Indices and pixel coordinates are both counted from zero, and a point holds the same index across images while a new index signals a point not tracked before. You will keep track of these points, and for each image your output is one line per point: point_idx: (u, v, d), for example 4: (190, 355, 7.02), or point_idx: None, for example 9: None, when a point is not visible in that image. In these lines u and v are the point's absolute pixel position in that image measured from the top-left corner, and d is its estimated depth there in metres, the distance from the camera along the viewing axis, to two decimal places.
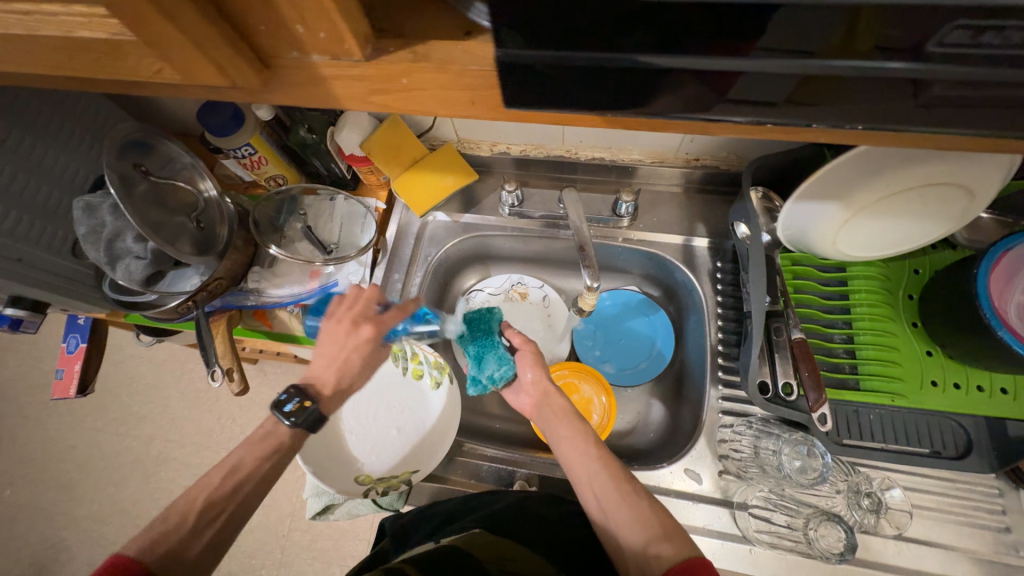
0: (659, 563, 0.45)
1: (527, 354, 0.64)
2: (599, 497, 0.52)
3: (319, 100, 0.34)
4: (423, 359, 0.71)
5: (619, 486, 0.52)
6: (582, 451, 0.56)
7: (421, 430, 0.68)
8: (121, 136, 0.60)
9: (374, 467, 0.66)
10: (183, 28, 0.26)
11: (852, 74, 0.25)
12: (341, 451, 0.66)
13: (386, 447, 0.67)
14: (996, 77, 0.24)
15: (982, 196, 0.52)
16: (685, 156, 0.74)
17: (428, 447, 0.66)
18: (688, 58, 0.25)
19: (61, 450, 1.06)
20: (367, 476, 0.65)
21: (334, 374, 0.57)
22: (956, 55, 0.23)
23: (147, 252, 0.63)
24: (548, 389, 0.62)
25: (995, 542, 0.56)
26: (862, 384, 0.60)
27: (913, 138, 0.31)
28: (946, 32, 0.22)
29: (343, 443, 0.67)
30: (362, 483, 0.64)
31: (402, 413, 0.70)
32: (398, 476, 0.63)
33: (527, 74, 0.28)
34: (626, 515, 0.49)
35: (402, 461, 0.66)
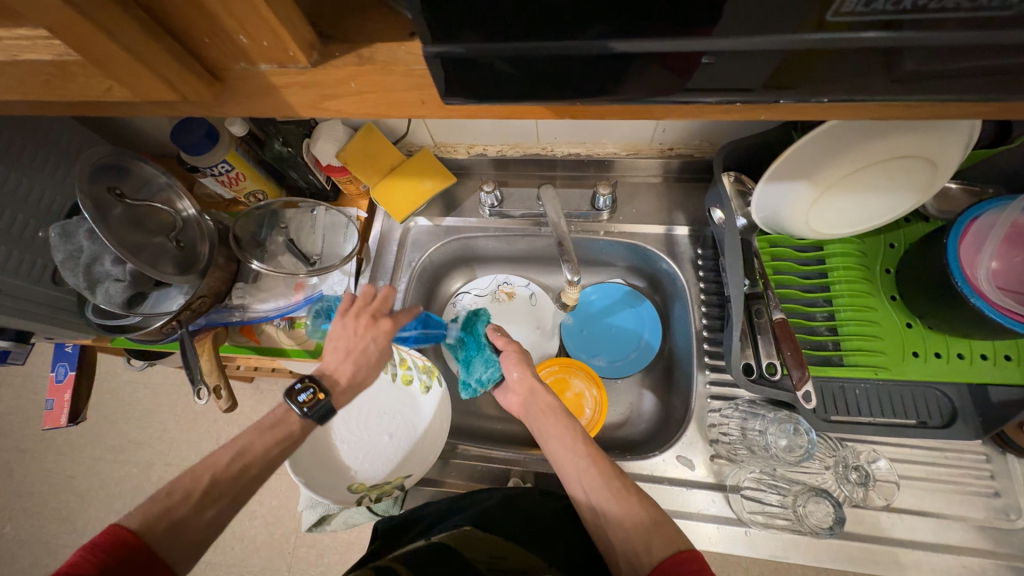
0: (649, 553, 0.45)
1: (511, 354, 0.66)
2: (589, 493, 0.52)
3: (274, 110, 0.34)
4: (412, 364, 0.71)
5: (608, 480, 0.52)
6: (570, 449, 0.56)
7: (414, 434, 0.68)
8: (94, 161, 0.60)
9: (367, 473, 0.66)
10: (123, 43, 0.27)
11: (838, 48, 0.25)
12: (332, 460, 0.66)
13: (379, 453, 0.68)
14: (969, 40, 0.24)
15: (944, 167, 0.53)
16: (660, 146, 0.75)
17: (422, 451, 0.66)
18: (628, 43, 0.26)
19: (59, 482, 1.05)
20: (360, 483, 0.65)
21: (347, 369, 0.58)
22: (893, 22, 0.24)
23: (126, 274, 0.64)
24: (535, 389, 0.63)
25: (987, 507, 0.57)
26: (845, 359, 0.60)
27: (876, 108, 0.31)
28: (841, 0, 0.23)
29: (336, 453, 0.67)
30: (356, 491, 0.63)
31: (393, 419, 0.70)
32: (392, 482, 0.63)
33: (472, 69, 0.28)
34: (616, 508, 0.50)
35: (396, 466, 0.66)
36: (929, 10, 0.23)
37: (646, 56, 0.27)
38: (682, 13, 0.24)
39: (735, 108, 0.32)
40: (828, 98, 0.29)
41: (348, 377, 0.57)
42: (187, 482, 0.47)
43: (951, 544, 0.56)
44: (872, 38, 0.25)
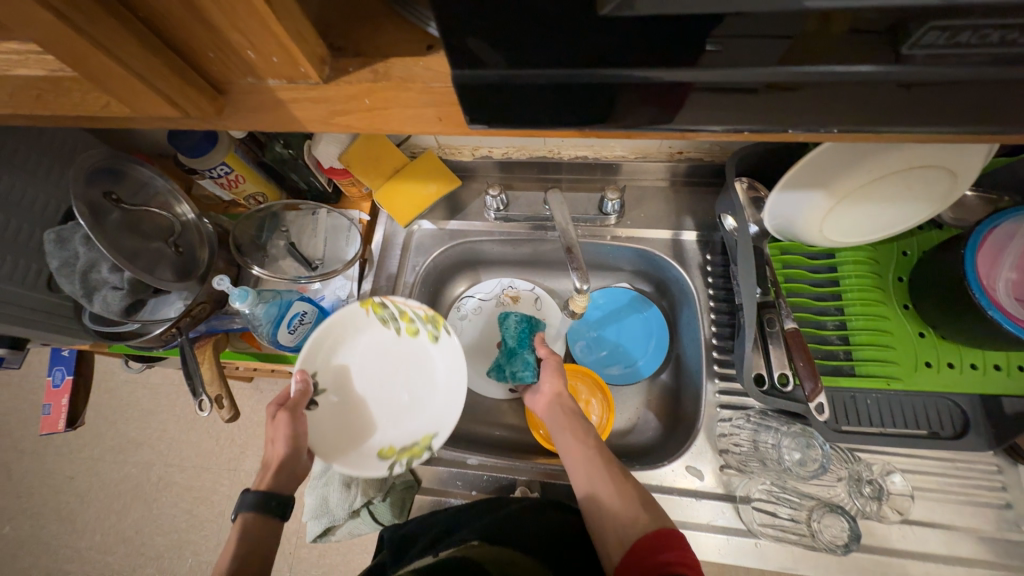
0: (636, 526, 0.48)
1: (552, 362, 0.68)
2: (590, 478, 0.54)
3: (278, 124, 0.33)
4: (413, 316, 0.66)
5: (607, 466, 0.54)
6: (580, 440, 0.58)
7: (435, 391, 0.66)
8: (88, 164, 0.58)
9: (392, 437, 0.63)
10: (120, 58, 0.26)
11: (857, 79, 0.24)
12: (356, 428, 0.63)
13: (398, 414, 0.65)
14: (983, 75, 0.23)
15: (964, 178, 0.51)
16: (670, 150, 0.74)
17: (444, 406, 0.65)
18: (653, 68, 0.25)
19: (59, 482, 1.04)
20: (388, 449, 0.62)
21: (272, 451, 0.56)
22: (942, 55, 0.23)
23: (123, 281, 0.63)
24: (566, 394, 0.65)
25: (998, 519, 0.57)
26: (857, 369, 0.60)
27: (890, 136, 0.30)
28: (920, 34, 0.22)
29: (355, 419, 0.64)
30: (385, 457, 0.61)
31: (408, 376, 0.66)
32: (420, 444, 0.61)
33: (490, 92, 0.27)
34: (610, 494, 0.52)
35: (419, 424, 0.64)
36: (964, 43, 0.22)
37: (669, 83, 0.26)
38: (711, 44, 0.23)
39: (748, 134, 0.31)
40: (841, 127, 0.28)
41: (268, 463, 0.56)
42: None
43: (963, 556, 0.56)
44: (905, 70, 0.24)
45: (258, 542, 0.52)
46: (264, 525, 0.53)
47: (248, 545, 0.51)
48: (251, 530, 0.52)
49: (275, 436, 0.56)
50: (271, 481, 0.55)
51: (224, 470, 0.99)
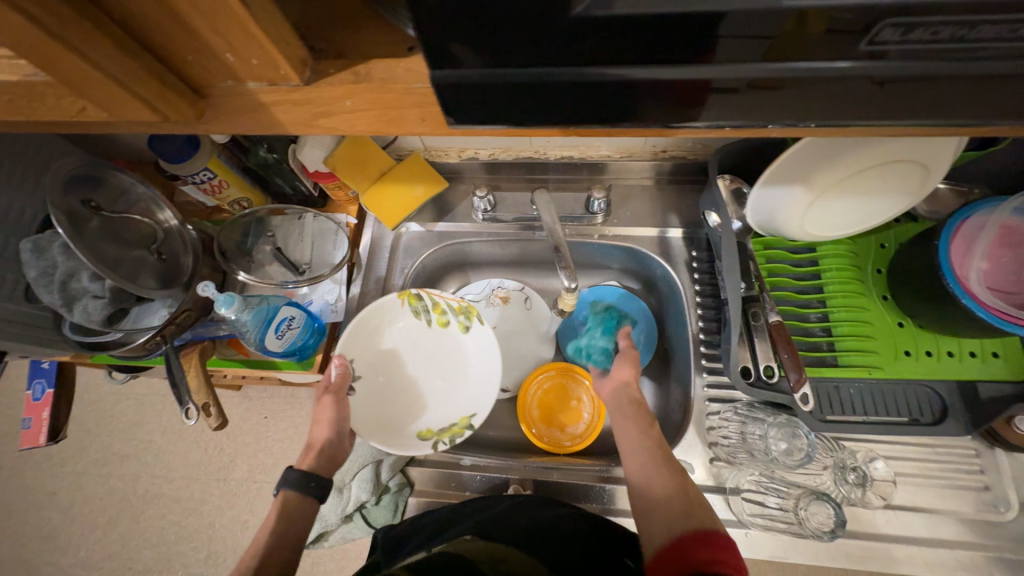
0: (681, 520, 0.49)
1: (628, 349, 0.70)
2: (644, 466, 0.55)
3: (259, 127, 0.33)
4: (446, 308, 0.71)
5: (668, 460, 0.55)
6: (641, 429, 0.59)
7: (467, 377, 0.70)
8: (65, 172, 0.58)
9: (431, 420, 0.67)
10: (95, 62, 0.26)
11: (827, 75, 0.25)
12: (394, 412, 0.67)
13: (433, 400, 0.69)
14: (945, 70, 0.24)
15: (936, 171, 0.53)
16: (654, 149, 0.75)
17: (478, 390, 0.68)
18: (631, 67, 0.25)
19: (41, 499, 1.01)
20: (427, 430, 0.66)
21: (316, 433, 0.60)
22: (908, 51, 0.24)
23: (105, 290, 0.62)
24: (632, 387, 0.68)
25: (978, 501, 0.58)
26: (840, 359, 0.61)
27: (863, 131, 0.31)
28: (879, 30, 0.23)
29: (392, 405, 0.68)
30: (424, 438, 0.66)
31: (442, 363, 0.70)
32: (459, 423, 0.66)
33: (472, 92, 0.27)
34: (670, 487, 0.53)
35: (455, 407, 0.68)
36: (925, 40, 0.23)
37: (646, 82, 0.26)
38: (687, 43, 0.24)
39: (728, 131, 0.32)
40: (818, 122, 0.29)
41: (310, 444, 0.60)
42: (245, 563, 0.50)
43: (944, 538, 0.57)
44: (871, 67, 0.25)
45: (297, 518, 0.54)
46: (303, 504, 0.55)
47: (283, 524, 0.53)
48: (290, 507, 0.54)
49: (323, 420, 0.61)
50: (315, 462, 0.58)
51: (213, 480, 0.97)
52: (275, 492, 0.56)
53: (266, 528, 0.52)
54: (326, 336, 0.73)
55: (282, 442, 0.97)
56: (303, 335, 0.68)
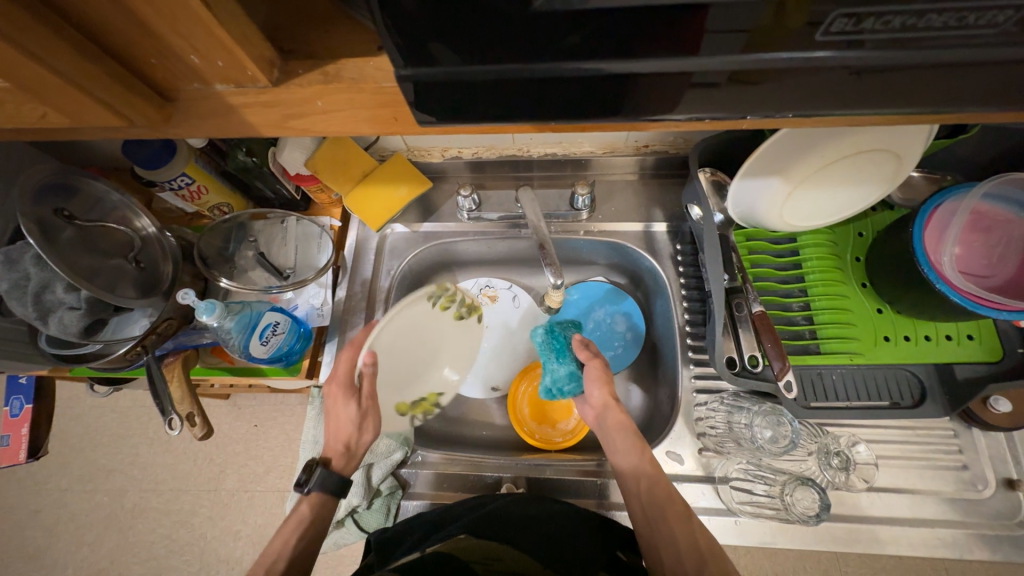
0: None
1: (595, 368, 0.62)
2: (648, 514, 0.55)
3: (231, 130, 0.33)
4: None
5: (671, 502, 0.54)
6: (638, 465, 0.57)
7: (442, 351, 0.71)
8: (34, 181, 0.56)
9: (400, 394, 0.65)
10: (54, 68, 0.25)
11: (794, 66, 0.26)
12: (368, 385, 0.63)
13: (410, 372, 0.66)
14: (908, 58, 0.25)
15: (909, 158, 0.54)
16: (636, 144, 0.75)
17: (452, 369, 0.71)
18: (602, 62, 0.25)
19: (25, 517, 0.98)
20: (401, 404, 0.65)
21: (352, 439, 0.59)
22: (875, 42, 0.24)
23: (81, 300, 0.60)
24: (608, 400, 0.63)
25: (957, 480, 0.60)
26: (822, 347, 0.62)
27: (836, 120, 0.32)
28: (832, 20, 0.23)
29: (373, 378, 0.63)
30: (399, 412, 0.64)
31: (423, 336, 0.69)
32: (430, 399, 0.67)
33: (442, 90, 0.27)
34: (678, 532, 0.53)
35: (426, 380, 0.68)
36: (885, 30, 0.23)
37: (617, 76, 0.26)
38: (654, 37, 0.24)
39: (706, 123, 0.32)
40: (793, 112, 0.29)
41: (348, 451, 0.60)
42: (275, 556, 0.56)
43: (926, 518, 0.59)
44: (836, 57, 0.25)
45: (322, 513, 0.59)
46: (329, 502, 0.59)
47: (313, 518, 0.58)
48: (319, 504, 0.59)
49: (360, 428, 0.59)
50: (346, 462, 0.60)
51: (203, 491, 0.95)
52: (305, 490, 0.58)
53: (297, 526, 0.57)
54: (312, 340, 0.72)
55: (272, 450, 0.96)
56: (290, 340, 0.67)
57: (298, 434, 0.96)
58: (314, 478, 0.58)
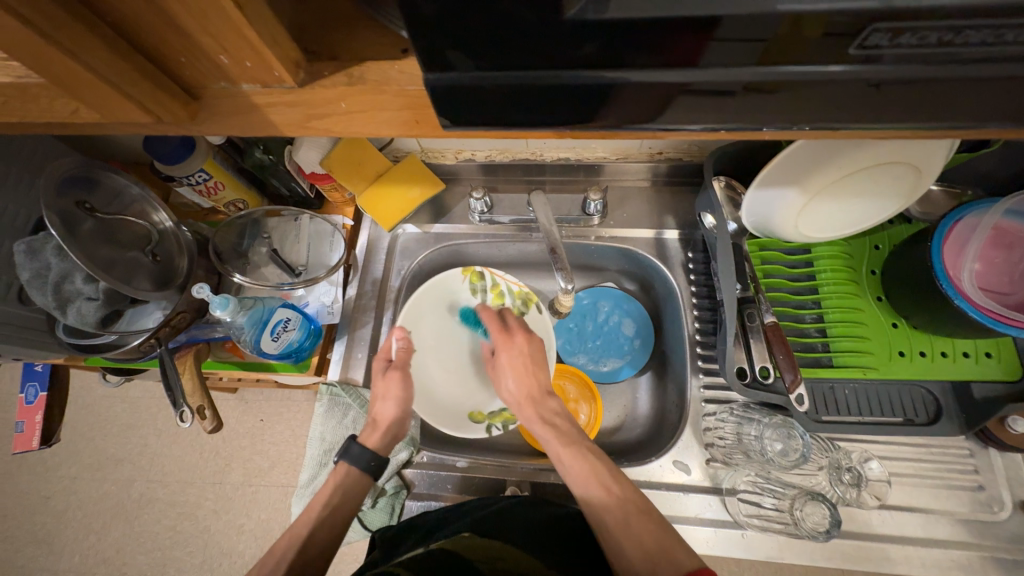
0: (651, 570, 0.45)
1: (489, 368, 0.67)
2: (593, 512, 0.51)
3: (253, 128, 0.33)
4: (504, 288, 0.74)
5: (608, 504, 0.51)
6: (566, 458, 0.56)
7: None
8: (59, 173, 0.57)
9: (481, 403, 0.72)
10: (89, 65, 0.26)
11: (818, 79, 0.25)
12: (441, 392, 0.71)
13: (484, 380, 0.73)
14: (937, 73, 0.24)
15: (929, 172, 0.54)
16: (650, 151, 0.75)
17: None
18: (625, 71, 0.25)
19: (35, 503, 1.00)
20: (480, 413, 0.71)
21: (380, 411, 0.61)
22: (908, 55, 0.24)
23: (99, 291, 0.62)
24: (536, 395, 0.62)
25: (972, 501, 0.59)
26: (835, 360, 0.61)
27: (857, 133, 0.31)
28: (865, 34, 0.23)
29: (443, 384, 0.71)
30: (477, 420, 0.70)
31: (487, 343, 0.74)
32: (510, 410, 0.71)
33: (464, 95, 0.27)
34: (618, 535, 0.48)
35: None
36: (911, 45, 0.23)
37: (639, 84, 0.26)
38: (681, 48, 0.24)
39: (723, 134, 0.32)
40: (813, 124, 0.29)
41: (375, 422, 0.61)
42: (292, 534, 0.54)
43: (939, 538, 0.57)
44: (859, 72, 0.25)
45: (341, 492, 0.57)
46: (357, 478, 0.58)
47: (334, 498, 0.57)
48: (346, 479, 0.58)
49: (389, 398, 0.61)
50: (378, 439, 0.60)
51: (209, 484, 0.96)
52: (337, 460, 0.60)
53: (324, 494, 0.57)
54: (322, 338, 0.72)
55: (278, 445, 0.97)
56: (301, 337, 0.68)
57: (304, 430, 0.97)
58: (346, 449, 0.59)
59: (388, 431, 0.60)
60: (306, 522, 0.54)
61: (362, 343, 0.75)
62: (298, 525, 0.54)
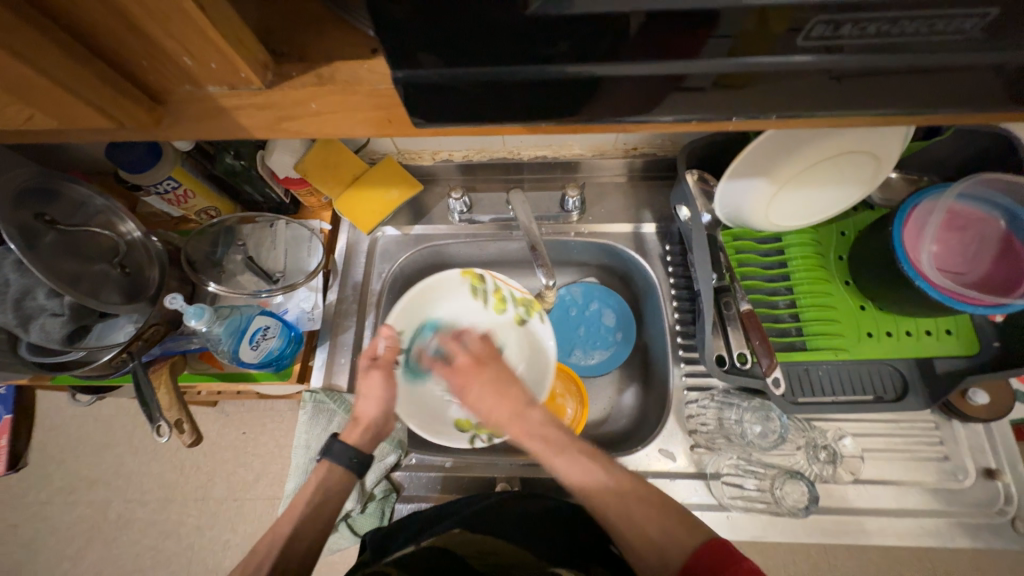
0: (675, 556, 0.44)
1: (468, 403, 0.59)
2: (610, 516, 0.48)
3: (223, 132, 0.32)
4: (506, 293, 0.73)
5: (621, 505, 0.48)
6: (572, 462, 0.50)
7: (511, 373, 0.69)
8: (14, 185, 0.55)
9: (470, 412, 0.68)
10: (44, 70, 0.25)
11: (775, 69, 0.26)
12: (426, 398, 0.68)
13: None
14: (883, 61, 0.26)
15: (886, 160, 0.56)
16: (625, 146, 0.76)
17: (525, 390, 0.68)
18: (592, 66, 0.26)
19: (3, 532, 0.95)
20: (466, 421, 0.67)
21: (362, 409, 0.59)
22: (858, 45, 0.25)
23: (64, 307, 0.59)
24: (515, 416, 0.54)
25: (939, 471, 0.62)
26: (808, 343, 0.64)
27: (818, 120, 0.33)
28: (811, 27, 0.24)
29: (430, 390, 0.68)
30: (462, 429, 0.66)
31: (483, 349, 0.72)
32: None
33: (436, 93, 0.27)
34: (637, 540, 0.46)
35: None
36: (858, 35, 0.24)
37: (606, 78, 0.27)
38: (645, 39, 0.25)
39: (691, 125, 0.33)
40: (775, 113, 0.30)
41: (356, 420, 0.59)
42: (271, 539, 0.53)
43: (911, 508, 0.60)
44: (814, 61, 0.26)
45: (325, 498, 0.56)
46: (341, 478, 0.56)
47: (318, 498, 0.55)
48: (327, 478, 0.56)
49: (371, 398, 0.59)
50: (359, 436, 0.58)
51: (190, 501, 0.93)
52: (318, 459, 0.58)
53: (304, 494, 0.55)
54: (303, 345, 0.71)
55: (262, 457, 0.95)
56: (281, 345, 0.66)
57: (288, 440, 0.95)
58: (327, 448, 0.57)
59: (370, 430, 0.58)
60: (288, 524, 0.54)
61: (345, 348, 0.74)
62: (282, 524, 0.54)
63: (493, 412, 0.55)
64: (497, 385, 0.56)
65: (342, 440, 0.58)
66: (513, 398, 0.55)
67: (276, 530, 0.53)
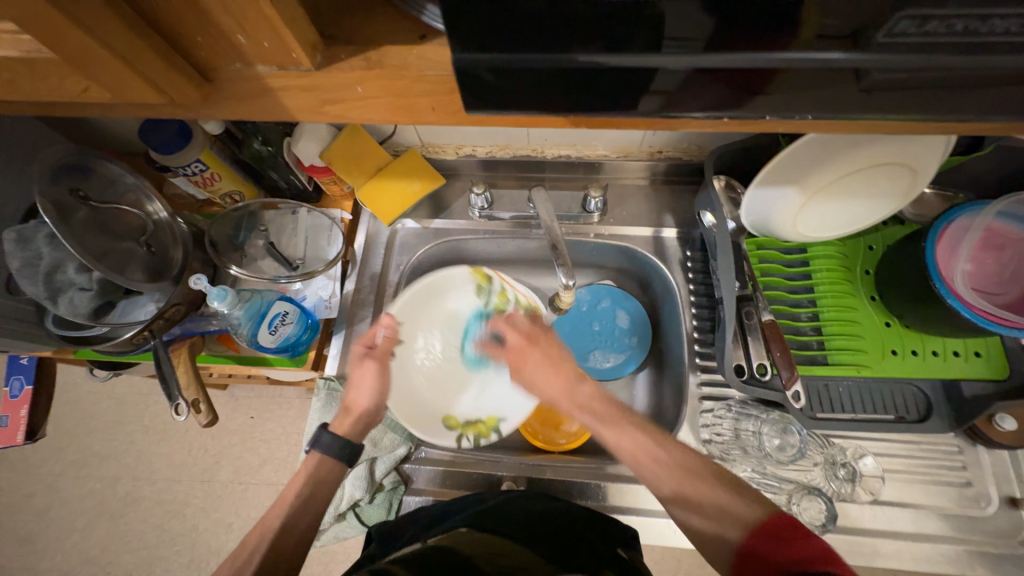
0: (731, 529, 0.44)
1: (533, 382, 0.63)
2: (662, 484, 0.49)
3: (265, 113, 0.33)
4: (511, 296, 0.71)
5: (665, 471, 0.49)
6: (621, 428, 0.53)
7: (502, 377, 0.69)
8: (51, 161, 0.56)
9: (458, 410, 0.69)
10: (103, 40, 0.25)
11: (827, 69, 0.26)
12: (416, 392, 0.68)
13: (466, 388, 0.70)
14: (941, 65, 0.25)
15: (924, 173, 0.55)
16: (650, 149, 0.75)
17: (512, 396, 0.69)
18: (640, 57, 0.25)
19: (16, 501, 0.97)
20: (454, 419, 0.68)
21: (355, 399, 0.59)
22: (920, 46, 0.24)
23: (92, 282, 0.61)
24: (568, 388, 0.58)
25: (959, 496, 0.60)
26: (829, 358, 0.62)
27: (860, 125, 0.32)
28: (896, 21, 0.23)
29: (420, 383, 0.69)
30: (449, 426, 0.68)
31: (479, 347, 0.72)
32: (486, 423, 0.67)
33: (482, 81, 0.27)
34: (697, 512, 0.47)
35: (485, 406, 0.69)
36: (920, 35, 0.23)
37: (651, 71, 0.26)
38: (696, 33, 0.24)
39: (726, 123, 0.32)
40: (814, 114, 0.30)
41: (347, 409, 0.59)
42: (270, 525, 0.53)
43: (928, 533, 0.59)
44: (872, 63, 0.25)
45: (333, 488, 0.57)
46: (332, 470, 0.57)
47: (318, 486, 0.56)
48: (318, 468, 0.56)
49: (368, 387, 0.60)
50: (351, 426, 0.58)
51: (197, 482, 0.94)
52: (308, 450, 0.57)
53: (293, 486, 0.55)
54: (319, 332, 0.72)
55: (269, 442, 0.96)
56: (298, 331, 0.67)
57: (296, 427, 0.96)
58: (316, 439, 0.57)
59: (362, 419, 0.58)
60: (284, 511, 0.54)
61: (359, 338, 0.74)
62: (277, 511, 0.54)
63: (551, 386, 0.59)
64: (555, 362, 0.59)
65: (332, 430, 0.58)
66: (566, 372, 0.58)
67: (276, 517, 0.53)
